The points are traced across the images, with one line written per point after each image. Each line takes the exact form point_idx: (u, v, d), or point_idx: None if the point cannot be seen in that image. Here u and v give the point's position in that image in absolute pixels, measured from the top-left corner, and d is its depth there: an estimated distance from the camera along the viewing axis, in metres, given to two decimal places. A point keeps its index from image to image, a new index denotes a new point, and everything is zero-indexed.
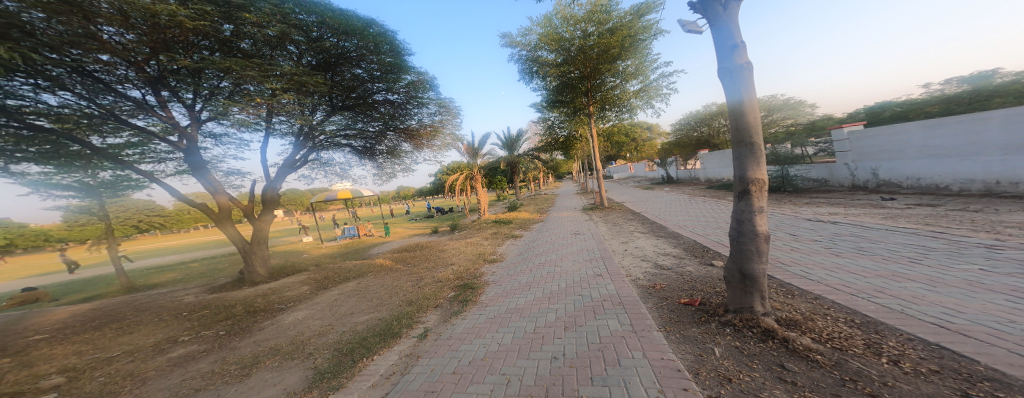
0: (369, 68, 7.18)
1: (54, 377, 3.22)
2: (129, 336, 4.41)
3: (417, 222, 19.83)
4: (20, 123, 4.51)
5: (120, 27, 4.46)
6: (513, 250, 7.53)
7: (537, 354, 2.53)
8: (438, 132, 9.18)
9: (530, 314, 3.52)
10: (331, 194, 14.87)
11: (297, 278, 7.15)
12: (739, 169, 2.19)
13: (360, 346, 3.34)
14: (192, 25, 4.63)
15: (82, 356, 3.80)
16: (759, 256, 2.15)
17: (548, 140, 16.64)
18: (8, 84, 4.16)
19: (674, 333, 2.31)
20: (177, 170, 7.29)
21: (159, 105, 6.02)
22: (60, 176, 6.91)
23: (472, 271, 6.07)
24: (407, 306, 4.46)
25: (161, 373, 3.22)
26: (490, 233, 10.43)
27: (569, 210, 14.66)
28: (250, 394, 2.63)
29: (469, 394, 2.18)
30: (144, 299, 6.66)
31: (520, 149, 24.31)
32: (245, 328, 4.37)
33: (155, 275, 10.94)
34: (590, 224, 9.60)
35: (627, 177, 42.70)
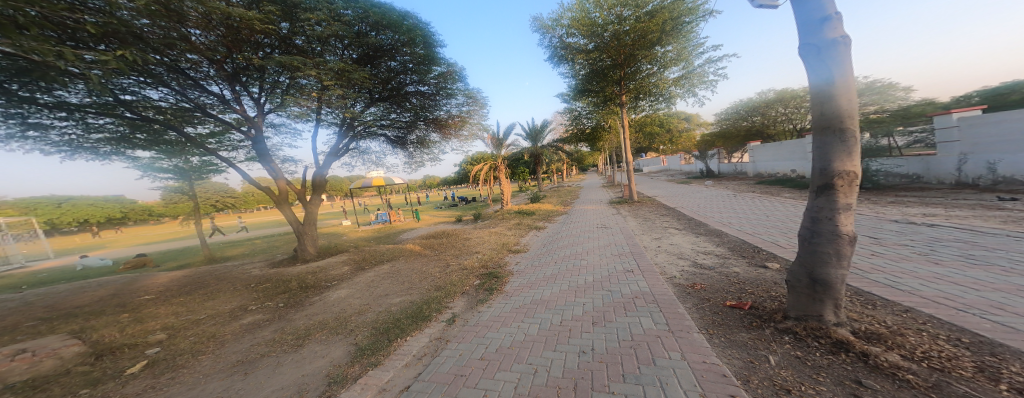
0: (404, 60, 7.38)
1: (156, 333, 3.80)
2: (211, 301, 5.08)
3: (443, 210, 20.51)
4: (133, 115, 5.30)
5: (202, 29, 4.97)
6: (537, 242, 7.53)
7: (565, 346, 2.54)
8: (466, 122, 9.31)
9: (556, 306, 3.51)
10: (366, 181, 15.71)
11: (340, 258, 7.77)
12: (821, 162, 1.96)
13: (395, 326, 3.56)
14: (258, 25, 5.03)
15: (178, 316, 4.44)
16: (837, 259, 1.92)
17: (576, 131, 16.22)
18: (122, 83, 4.83)
19: (719, 336, 2.19)
20: (247, 157, 8.11)
21: (234, 99, 6.64)
22: (160, 160, 8.07)
23: (497, 260, 6.19)
24: (437, 291, 4.66)
25: (235, 337, 3.66)
26: (517, 223, 10.47)
27: (596, 203, 14.33)
28: (303, 363, 2.92)
29: (497, 381, 2.28)
30: (218, 270, 7.64)
31: (543, 140, 24.04)
32: (300, 302, 4.83)
33: (226, 248, 12.52)
34: (619, 218, 9.29)
35: (660, 170, 40.55)
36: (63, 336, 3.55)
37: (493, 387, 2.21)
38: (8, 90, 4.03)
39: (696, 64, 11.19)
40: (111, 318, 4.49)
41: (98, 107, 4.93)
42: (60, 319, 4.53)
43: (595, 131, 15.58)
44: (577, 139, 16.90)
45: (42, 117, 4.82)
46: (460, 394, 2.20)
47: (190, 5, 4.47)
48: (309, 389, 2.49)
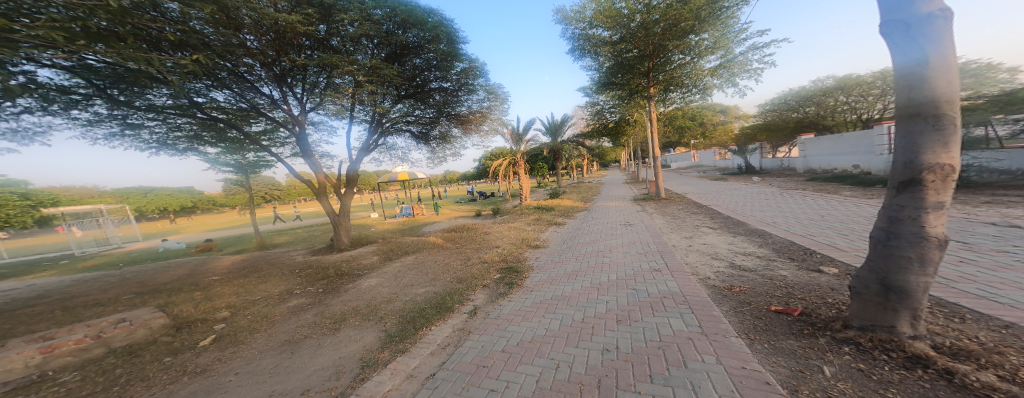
0: (428, 57, 7.51)
1: (222, 310, 4.28)
2: (264, 284, 5.58)
3: (464, 205, 20.87)
4: (205, 116, 6.01)
5: (255, 35, 5.40)
6: (556, 238, 7.46)
7: (587, 343, 2.51)
8: (486, 117, 9.34)
9: (578, 303, 3.47)
10: (391, 176, 16.31)
11: (370, 248, 8.18)
12: (906, 155, 1.73)
13: (420, 316, 3.68)
14: (299, 27, 5.35)
15: (239, 296, 4.95)
16: (920, 265, 1.69)
17: (597, 125, 15.89)
18: (195, 87, 5.53)
19: (761, 342, 2.08)
20: (292, 153, 8.74)
21: (282, 99, 7.11)
22: (223, 156, 9.03)
23: (516, 254, 6.21)
24: (458, 284, 4.76)
25: (282, 318, 3.98)
26: (539, 218, 10.44)
27: (619, 199, 13.99)
28: (340, 346, 3.14)
29: (519, 373, 2.33)
30: (266, 256, 8.34)
31: (564, 135, 23.61)
32: (336, 288, 5.16)
33: (273, 236, 13.67)
34: (644, 215, 8.97)
35: (691, 165, 38.50)
36: (150, 309, 4.11)
37: (515, 379, 2.27)
38: (112, 96, 4.91)
39: (737, 52, 10.41)
40: (186, 295, 5.12)
41: (178, 108, 5.70)
42: (143, 296, 5.21)
43: (614, 126, 15.22)
44: (597, 134, 16.51)
45: (138, 118, 5.70)
46: (483, 384, 2.28)
47: (244, 12, 4.96)
48: (346, 370, 2.70)
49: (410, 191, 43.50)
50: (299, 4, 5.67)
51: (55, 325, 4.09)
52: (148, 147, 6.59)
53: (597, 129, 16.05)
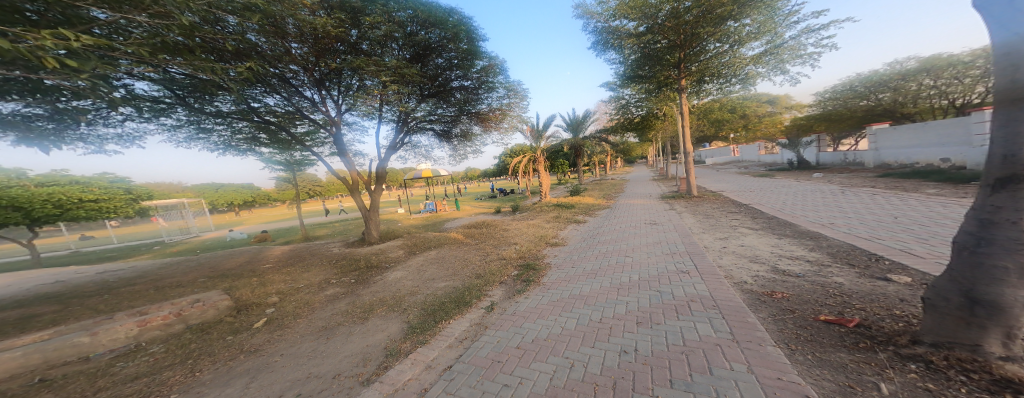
0: (449, 57, 7.64)
1: (273, 296, 4.79)
2: (307, 273, 6.09)
3: (483, 201, 21.13)
4: (259, 119, 6.73)
5: (298, 42, 5.90)
6: (576, 235, 7.39)
7: (604, 344, 2.48)
8: (506, 114, 9.36)
9: (596, 303, 3.42)
10: (416, 173, 16.90)
11: (396, 242, 8.57)
12: (1006, 145, 1.52)
13: (441, 309, 3.81)
14: (332, 32, 5.66)
15: (287, 283, 5.46)
16: (1020, 276, 1.43)
17: (622, 120, 15.90)
18: (252, 92, 6.24)
19: (803, 353, 1.95)
20: (330, 152, 9.40)
21: (321, 102, 7.53)
22: (274, 155, 10.00)
23: (534, 252, 6.23)
24: (476, 279, 4.85)
25: (319, 306, 4.30)
26: (561, 216, 10.33)
27: (645, 197, 13.58)
28: (368, 335, 3.35)
29: (533, 370, 2.36)
30: (307, 247, 9.06)
31: (586, 131, 23.14)
32: (367, 279, 5.48)
33: (315, 228, 14.85)
34: (672, 214, 8.62)
35: (730, 161, 36.00)
36: (215, 292, 4.69)
37: (528, 376, 2.31)
38: (190, 104, 5.76)
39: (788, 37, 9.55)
40: (246, 281, 5.80)
41: (239, 113, 6.46)
42: (205, 282, 5.89)
43: (642, 121, 15.22)
44: (625, 129, 16.39)
45: (210, 123, 6.63)
46: (497, 379, 2.35)
47: (290, 21, 5.41)
48: (372, 358, 2.89)
49: (436, 188, 44.76)
50: (332, 8, 5.94)
51: (144, 302, 4.86)
52: (217, 146, 7.53)
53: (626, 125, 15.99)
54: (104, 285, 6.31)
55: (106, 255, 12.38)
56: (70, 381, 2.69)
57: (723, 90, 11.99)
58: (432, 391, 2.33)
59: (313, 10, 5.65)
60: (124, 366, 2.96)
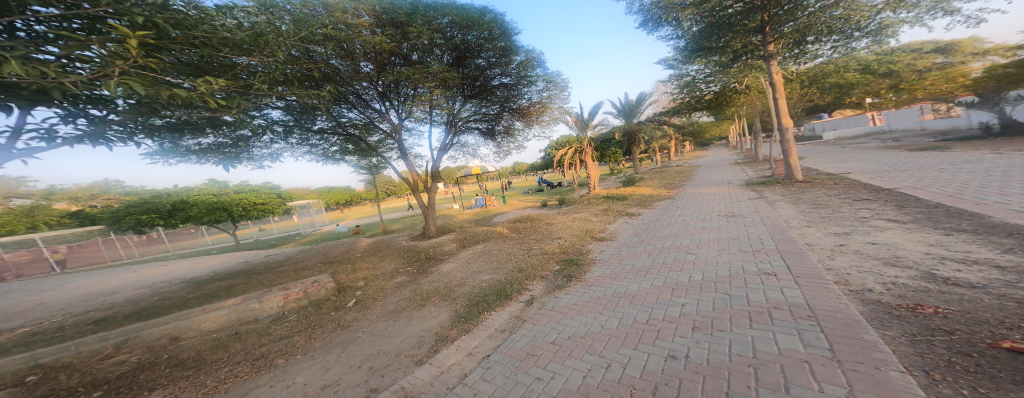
0: (488, 56, 7.79)
1: (359, 280, 5.70)
2: (381, 262, 7.09)
3: (530, 195, 21.28)
4: (345, 132, 8.00)
5: (365, 61, 6.70)
6: (627, 230, 6.99)
7: (648, 347, 2.36)
8: (547, 107, 9.27)
9: (643, 303, 3.22)
10: (467, 170, 17.89)
11: (449, 236, 9.25)
12: None
13: (484, 301, 4.05)
14: (386, 47, 6.27)
15: (369, 270, 6.44)
16: None
17: (687, 98, 15.02)
18: (340, 110, 7.45)
19: (946, 384, 1.40)
20: (397, 155, 10.59)
21: (387, 111, 8.44)
22: (359, 161, 11.76)
23: (579, 247, 6.07)
24: (519, 273, 4.99)
25: (390, 291, 4.98)
26: (614, 208, 9.76)
27: (719, 184, 11.96)
28: (425, 319, 3.78)
29: (567, 366, 2.39)
30: (383, 240, 10.49)
31: (641, 116, 21.33)
32: (426, 269, 6.08)
33: (392, 223, 17.00)
34: (754, 205, 7.35)
35: (857, 134, 28.14)
36: (324, 275, 5.81)
37: (561, 371, 2.35)
38: (302, 125, 7.25)
39: None
40: (342, 265, 7.09)
41: (332, 129, 7.80)
42: (314, 267, 7.29)
43: (715, 98, 14.19)
44: (697, 108, 15.18)
45: (314, 139, 8.20)
46: (530, 372, 2.44)
47: (357, 43, 6.19)
48: (425, 341, 3.25)
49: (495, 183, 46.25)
50: (384, 24, 6.48)
51: (285, 278, 6.45)
52: (317, 157, 9.14)
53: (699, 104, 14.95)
54: (262, 265, 8.61)
55: (268, 242, 16.67)
56: (248, 336, 3.88)
57: (841, 48, 9.63)
58: (471, 377, 2.54)
59: (372, 28, 6.28)
60: (275, 328, 4.03)
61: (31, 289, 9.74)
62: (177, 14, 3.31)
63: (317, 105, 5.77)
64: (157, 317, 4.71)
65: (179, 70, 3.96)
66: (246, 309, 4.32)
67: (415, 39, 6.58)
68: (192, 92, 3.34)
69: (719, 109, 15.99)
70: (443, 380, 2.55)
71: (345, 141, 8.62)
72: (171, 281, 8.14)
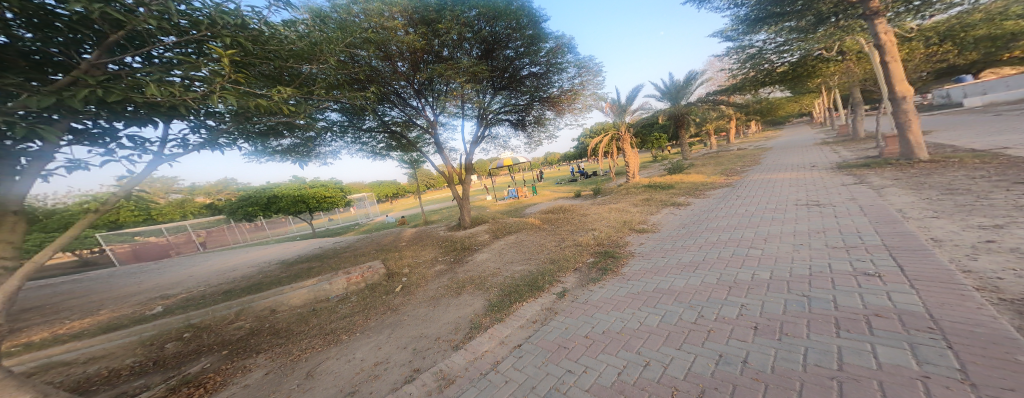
0: (516, 46, 7.67)
1: (404, 267, 6.15)
2: (422, 251, 7.54)
3: (564, 185, 20.86)
4: (386, 129, 8.50)
5: (401, 61, 6.96)
6: (672, 221, 6.50)
7: (695, 348, 2.16)
8: (579, 94, 8.88)
9: (690, 301, 2.94)
10: (499, 162, 18.04)
11: (483, 227, 9.47)
12: None
13: (516, 291, 4.10)
14: (419, 47, 6.44)
15: (412, 257, 6.91)
16: None
17: (751, 74, 13.49)
18: (383, 109, 7.92)
19: None
20: (434, 149, 11.00)
21: (424, 108, 8.75)
22: (401, 157, 12.47)
23: (615, 239, 5.81)
24: (551, 264, 4.95)
25: (430, 279, 5.29)
26: (658, 198, 9.06)
27: (785, 168, 10.48)
28: (461, 306, 3.96)
29: (600, 361, 2.33)
30: (424, 229, 11.20)
31: (690, 96, 19.44)
32: (462, 259, 6.33)
33: (433, 214, 17.90)
34: (827, 190, 6.30)
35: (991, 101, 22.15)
36: (377, 261, 6.37)
37: (594, 366, 2.30)
38: (352, 125, 7.87)
39: None
40: (390, 253, 7.71)
41: (376, 128, 8.35)
42: (367, 253, 8.03)
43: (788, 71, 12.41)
44: (773, 81, 13.32)
45: (361, 138, 8.87)
46: (562, 364, 2.42)
47: (393, 44, 6.46)
48: (461, 328, 3.40)
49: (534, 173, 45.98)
50: (416, 23, 6.63)
51: (345, 263, 7.24)
52: (367, 153, 9.92)
53: (772, 76, 13.10)
54: (328, 251, 9.78)
55: (329, 232, 18.73)
56: (320, 313, 4.40)
57: None
58: (503, 365, 2.60)
59: (405, 28, 6.48)
60: (340, 307, 4.54)
61: (163, 267, 12.28)
62: (254, 31, 3.73)
63: (363, 106, 6.21)
64: (258, 292, 5.67)
65: (261, 82, 4.60)
66: (318, 290, 4.98)
67: (446, 35, 6.67)
68: (272, 101, 3.79)
69: (797, 81, 13.87)
70: (477, 366, 2.65)
71: (388, 138, 9.17)
72: (259, 263, 9.68)
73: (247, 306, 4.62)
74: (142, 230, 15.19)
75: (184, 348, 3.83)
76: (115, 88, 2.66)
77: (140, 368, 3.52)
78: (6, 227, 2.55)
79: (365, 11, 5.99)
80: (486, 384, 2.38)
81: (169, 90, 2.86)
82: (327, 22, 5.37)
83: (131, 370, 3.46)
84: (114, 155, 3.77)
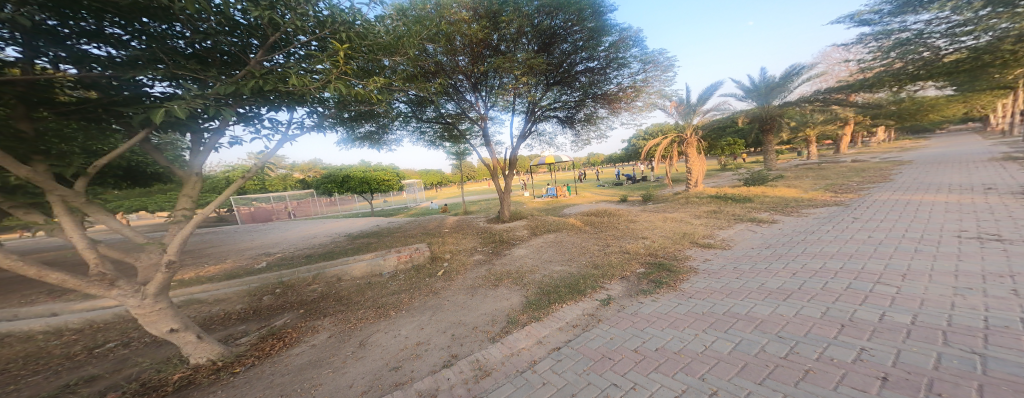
0: (575, 40, 7.44)
1: (446, 252, 6.41)
2: (463, 239, 7.79)
3: (608, 188, 19.71)
4: (441, 121, 8.95)
5: (461, 55, 7.22)
6: (744, 240, 5.59)
7: (784, 387, 1.77)
8: (641, 91, 8.27)
9: (781, 333, 2.44)
10: (541, 159, 17.83)
11: (522, 223, 9.43)
12: None
13: (555, 292, 3.93)
14: (480, 40, 6.60)
15: (454, 244, 7.19)
16: None
17: (900, 64, 12.09)
18: (441, 102, 8.35)
19: None
20: (481, 143, 11.29)
21: (475, 101, 8.97)
22: (451, 148, 13.04)
23: (671, 251, 5.22)
24: (594, 269, 4.65)
25: (470, 267, 5.41)
26: (730, 212, 7.89)
27: (920, 189, 8.19)
28: (499, 299, 3.95)
29: (653, 381, 2.09)
30: (467, 219, 11.61)
31: (779, 96, 16.76)
32: (501, 251, 6.36)
33: (474, 204, 18.37)
34: (988, 224, 4.70)
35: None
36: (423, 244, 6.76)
37: (645, 384, 2.06)
38: (411, 115, 8.50)
39: None
40: (434, 238, 8.15)
41: (432, 119, 8.85)
42: (415, 236, 8.59)
43: (962, 61, 10.58)
44: (935, 74, 11.64)
45: (418, 128, 9.51)
46: (606, 376, 2.23)
47: (457, 38, 6.74)
48: (498, 320, 3.38)
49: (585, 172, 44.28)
50: (481, 17, 6.77)
51: (394, 243, 7.90)
52: (425, 142, 10.64)
53: (932, 68, 11.43)
54: (383, 229, 10.82)
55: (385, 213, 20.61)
56: (373, 287, 4.81)
57: None
58: (540, 365, 2.49)
59: (468, 19, 6.67)
60: (390, 283, 4.92)
61: (264, 229, 15.00)
62: (360, 28, 4.06)
63: (428, 96, 6.65)
64: (329, 259, 6.51)
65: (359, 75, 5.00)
66: (374, 264, 5.46)
67: (506, 30, 6.79)
68: (366, 90, 4.17)
69: (976, 76, 10.89)
70: (514, 362, 2.59)
71: (442, 128, 9.62)
72: (329, 234, 11.15)
73: (321, 272, 5.28)
74: (256, 197, 18.95)
75: (275, 302, 4.53)
76: (268, 80, 3.14)
77: (243, 314, 4.27)
78: (190, 186, 3.34)
79: (437, 5, 6.40)
80: (523, 383, 2.30)
81: (302, 81, 3.27)
82: (408, 19, 5.85)
83: (240, 313, 4.26)
84: (258, 134, 4.61)
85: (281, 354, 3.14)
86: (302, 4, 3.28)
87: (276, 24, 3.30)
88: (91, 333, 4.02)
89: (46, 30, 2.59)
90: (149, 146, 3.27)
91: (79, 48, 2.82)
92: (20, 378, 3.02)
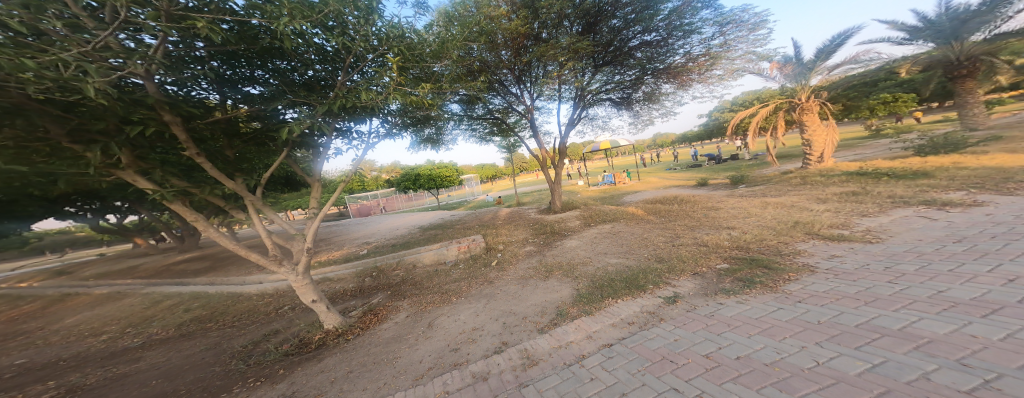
0: (625, 13, 6.85)
1: (500, 243, 6.63)
2: (515, 230, 7.96)
3: (681, 172, 17.02)
4: (490, 117, 9.41)
5: (506, 50, 7.43)
6: (895, 231, 4.02)
7: None
8: (717, 58, 7.01)
9: (955, 357, 1.65)
10: (595, 144, 16.71)
11: (573, 213, 9.05)
12: None
13: (609, 286, 3.63)
14: (520, 32, 6.66)
15: (508, 236, 7.39)
16: None
17: None
18: (488, 97, 8.78)
19: None
20: (531, 135, 11.37)
21: (521, 93, 9.09)
22: (503, 141, 13.49)
23: (770, 245, 4.16)
24: (657, 263, 4.10)
25: (522, 258, 5.49)
26: (878, 194, 5.74)
27: None
28: (551, 291, 3.87)
29: (727, 391, 1.71)
30: (519, 210, 11.81)
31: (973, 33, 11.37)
32: (552, 243, 6.22)
33: (528, 196, 18.53)
34: None
35: None
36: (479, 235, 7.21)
37: (715, 393, 1.71)
38: (462, 113, 9.19)
39: None
40: (489, 229, 8.57)
41: (481, 116, 9.40)
42: (474, 227, 9.20)
43: None
44: None
45: (471, 126, 10.21)
46: (664, 379, 1.95)
47: (499, 34, 6.96)
48: (547, 312, 3.33)
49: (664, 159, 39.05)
50: (519, 8, 6.81)
51: (455, 234, 8.66)
52: (476, 139, 11.30)
53: None
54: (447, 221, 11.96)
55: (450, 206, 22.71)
56: (439, 274, 5.37)
57: None
58: (589, 360, 2.34)
59: (510, 14, 6.82)
60: (452, 271, 5.40)
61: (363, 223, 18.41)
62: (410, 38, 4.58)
63: (473, 93, 7.14)
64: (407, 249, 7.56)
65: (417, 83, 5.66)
66: (440, 254, 6.09)
67: (546, 15, 6.69)
68: (421, 96, 4.72)
69: None
70: (561, 354, 2.51)
71: (491, 124, 10.09)
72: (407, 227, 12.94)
73: (402, 260, 6.18)
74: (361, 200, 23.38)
75: (371, 284, 5.54)
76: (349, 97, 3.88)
77: (350, 292, 5.36)
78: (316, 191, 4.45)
79: (477, 4, 6.73)
80: (569, 375, 2.20)
81: (371, 95, 3.93)
82: (453, 25, 6.37)
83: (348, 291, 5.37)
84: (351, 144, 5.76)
85: (373, 327, 3.83)
86: (363, 26, 3.88)
87: (348, 47, 4.02)
88: (279, 296, 5.69)
89: (226, 79, 3.95)
90: (292, 160, 4.47)
91: (245, 89, 4.14)
92: (247, 325, 4.56)
